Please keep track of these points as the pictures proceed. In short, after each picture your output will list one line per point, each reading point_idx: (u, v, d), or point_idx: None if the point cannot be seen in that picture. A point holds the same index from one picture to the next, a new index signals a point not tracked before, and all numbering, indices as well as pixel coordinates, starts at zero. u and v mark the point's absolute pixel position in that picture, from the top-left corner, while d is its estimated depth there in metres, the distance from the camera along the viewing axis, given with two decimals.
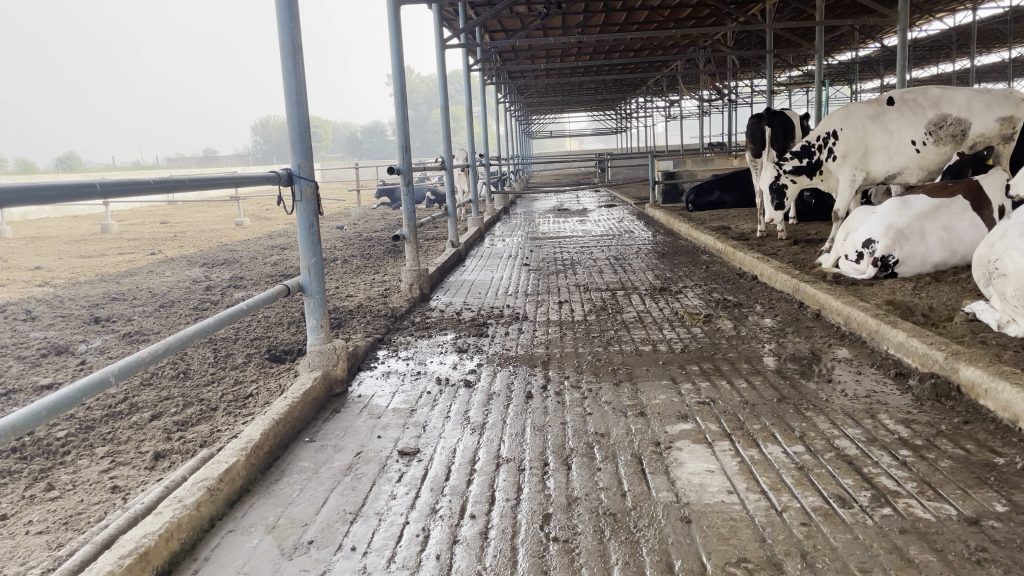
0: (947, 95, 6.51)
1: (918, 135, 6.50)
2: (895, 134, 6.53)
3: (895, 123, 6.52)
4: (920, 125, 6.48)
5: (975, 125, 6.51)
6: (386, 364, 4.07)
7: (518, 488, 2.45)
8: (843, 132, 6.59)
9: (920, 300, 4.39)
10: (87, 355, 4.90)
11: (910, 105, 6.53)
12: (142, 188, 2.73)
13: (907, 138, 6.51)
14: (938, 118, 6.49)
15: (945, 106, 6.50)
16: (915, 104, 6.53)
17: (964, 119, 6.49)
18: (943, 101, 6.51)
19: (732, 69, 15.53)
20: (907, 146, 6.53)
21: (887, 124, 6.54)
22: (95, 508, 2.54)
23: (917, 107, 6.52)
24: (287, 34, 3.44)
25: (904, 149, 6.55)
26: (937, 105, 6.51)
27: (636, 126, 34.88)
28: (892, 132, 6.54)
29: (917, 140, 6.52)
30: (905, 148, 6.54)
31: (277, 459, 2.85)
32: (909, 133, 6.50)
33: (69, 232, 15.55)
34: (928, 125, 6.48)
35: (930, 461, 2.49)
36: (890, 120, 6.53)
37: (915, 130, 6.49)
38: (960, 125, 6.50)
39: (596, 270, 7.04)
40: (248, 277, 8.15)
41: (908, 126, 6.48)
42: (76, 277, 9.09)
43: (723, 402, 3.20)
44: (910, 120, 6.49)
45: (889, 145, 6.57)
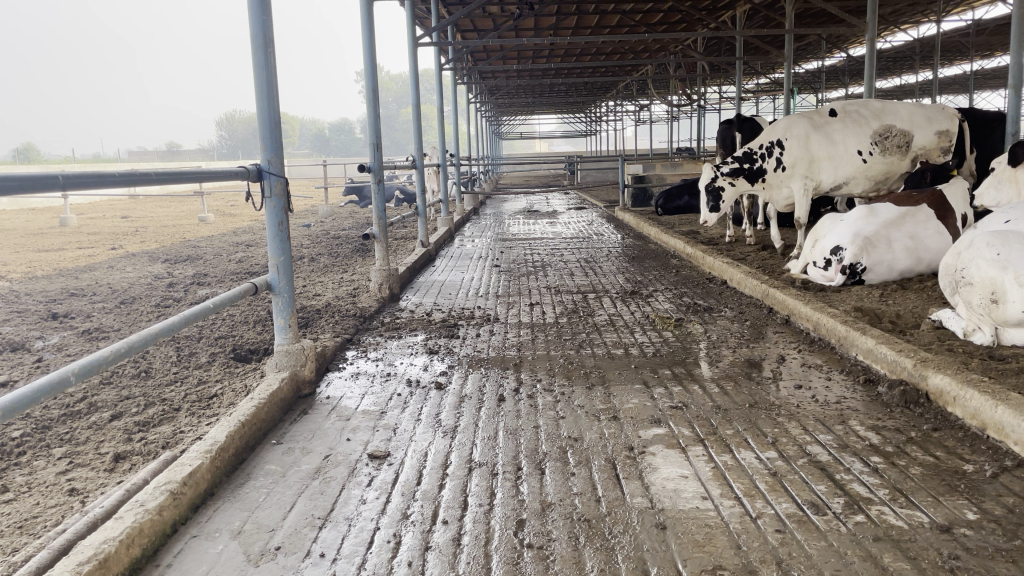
0: (888, 109, 6.65)
1: (864, 145, 6.49)
2: (841, 144, 6.47)
3: (840, 133, 6.47)
4: (865, 135, 6.48)
5: (917, 137, 6.72)
6: (355, 365, 4.01)
7: (491, 493, 2.41)
8: (788, 142, 6.48)
9: (888, 307, 4.44)
10: (44, 352, 4.76)
11: (853, 117, 6.54)
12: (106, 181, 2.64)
13: (853, 148, 6.47)
14: (883, 128, 6.56)
15: (888, 118, 6.61)
16: (858, 115, 6.55)
17: (907, 131, 6.65)
18: (885, 113, 6.62)
19: (703, 75, 15.65)
20: (854, 156, 6.49)
21: (831, 134, 6.47)
22: (51, 512, 2.45)
23: (860, 118, 6.54)
24: (259, 27, 3.37)
25: (850, 159, 6.50)
26: (881, 117, 6.59)
27: (606, 129, 35.05)
28: (836, 142, 6.47)
29: (864, 150, 6.51)
30: (852, 158, 6.50)
31: (243, 462, 2.77)
32: (855, 142, 6.47)
33: (27, 225, 15.16)
34: (873, 135, 6.50)
35: (901, 468, 2.51)
36: (834, 130, 6.49)
37: (861, 140, 6.48)
38: (904, 136, 6.65)
39: (567, 273, 7.03)
40: (212, 274, 8.01)
41: (853, 136, 6.46)
42: (33, 271, 8.85)
43: (695, 406, 3.19)
44: (855, 130, 6.48)
45: (835, 155, 6.48)
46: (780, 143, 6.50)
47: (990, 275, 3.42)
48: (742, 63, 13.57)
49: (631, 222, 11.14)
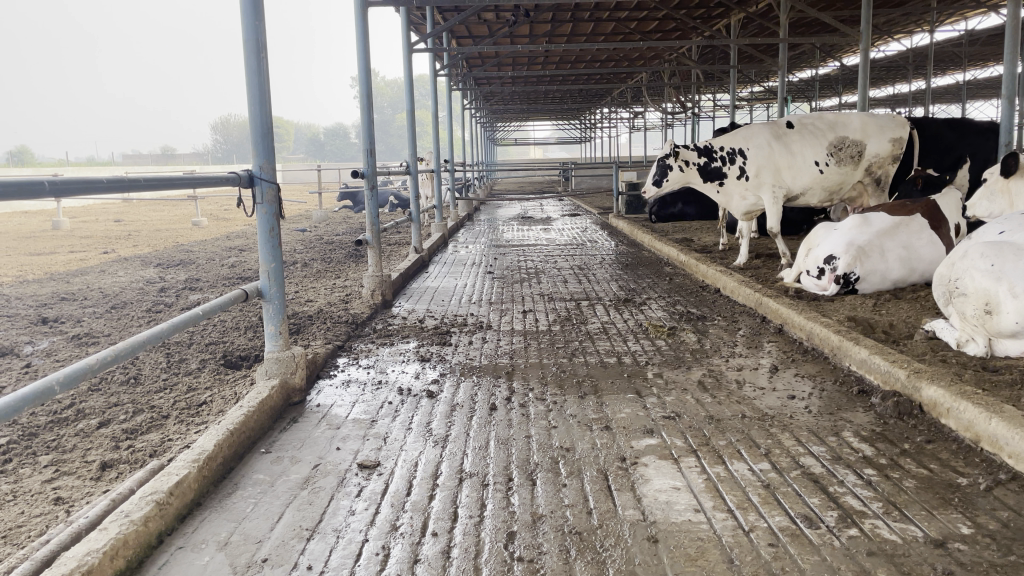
0: (842, 118, 6.55)
1: (820, 156, 6.44)
2: (798, 154, 6.46)
3: (797, 143, 6.48)
4: (821, 146, 6.44)
5: (870, 146, 6.59)
6: (346, 373, 3.98)
7: (482, 504, 2.38)
8: (750, 151, 6.56)
9: (881, 317, 4.43)
10: (33, 357, 4.71)
11: (810, 128, 6.52)
12: (97, 187, 2.60)
13: (809, 158, 6.44)
14: (837, 139, 6.48)
15: (843, 128, 6.51)
16: (814, 126, 6.51)
17: (861, 140, 6.54)
18: (840, 123, 6.53)
19: (697, 83, 15.69)
20: (811, 166, 6.44)
21: (789, 145, 6.49)
22: (36, 521, 2.41)
23: (817, 129, 6.50)
24: (251, 33, 3.34)
25: (807, 169, 6.46)
26: (836, 128, 6.51)
27: (600, 136, 35.11)
28: (794, 152, 6.47)
29: (820, 160, 6.45)
30: (808, 169, 6.46)
31: (231, 471, 2.74)
32: (812, 153, 6.44)
33: (19, 228, 15.09)
34: (829, 146, 6.45)
35: (895, 480, 2.49)
36: (792, 141, 6.50)
37: (817, 151, 6.44)
38: (858, 146, 6.54)
39: (561, 280, 7.01)
40: (205, 279, 7.96)
41: (809, 146, 6.44)
42: (24, 275, 8.80)
43: (688, 416, 3.17)
44: (811, 141, 6.46)
45: (793, 165, 6.48)
46: (742, 152, 6.59)
47: (983, 285, 3.43)
48: (736, 71, 13.59)
49: (625, 228, 11.13)
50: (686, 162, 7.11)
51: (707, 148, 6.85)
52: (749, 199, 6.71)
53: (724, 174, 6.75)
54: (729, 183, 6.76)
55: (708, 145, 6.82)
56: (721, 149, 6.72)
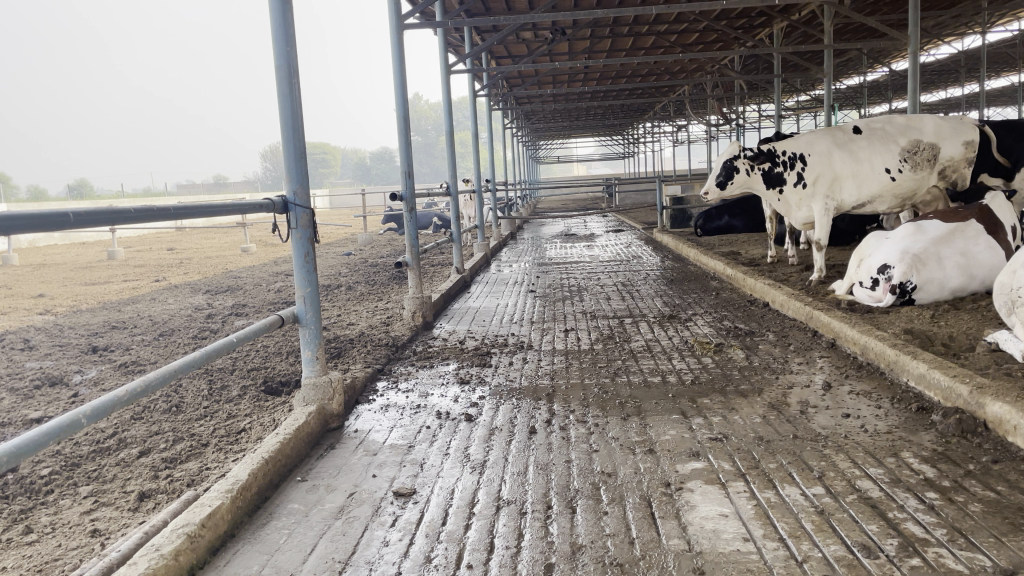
0: (914, 122, 6.34)
1: (891, 163, 6.23)
2: (866, 162, 6.24)
3: (865, 150, 6.26)
4: (892, 152, 6.23)
5: (945, 149, 6.36)
6: (385, 397, 3.93)
7: (519, 535, 2.30)
8: (811, 157, 6.37)
9: (939, 329, 4.24)
10: (81, 386, 4.77)
11: (878, 134, 6.31)
12: (138, 215, 2.60)
13: (879, 165, 6.23)
14: (909, 145, 6.26)
15: (915, 133, 6.30)
16: (884, 132, 6.31)
17: (935, 144, 6.32)
18: (911, 127, 6.33)
19: (739, 93, 15.48)
20: (881, 174, 6.24)
21: (856, 152, 6.27)
22: (72, 554, 2.40)
23: (887, 135, 6.29)
24: (283, 59, 3.35)
25: (877, 177, 6.25)
26: (907, 133, 6.30)
27: (643, 151, 34.89)
28: (861, 160, 6.26)
29: (891, 167, 6.24)
30: (878, 177, 6.25)
31: (266, 500, 2.70)
32: (882, 160, 6.23)
33: (75, 258, 15.53)
34: (901, 153, 6.24)
35: (959, 505, 2.33)
36: (860, 147, 6.27)
37: (888, 157, 6.23)
38: (932, 150, 6.31)
39: (604, 297, 6.90)
40: (251, 304, 8.05)
41: (879, 153, 6.22)
42: (78, 305, 8.99)
43: (737, 437, 3.04)
44: (881, 148, 6.24)
45: (860, 173, 6.27)
46: (803, 158, 6.40)
47: None
48: (780, 81, 13.32)
49: (670, 243, 10.96)
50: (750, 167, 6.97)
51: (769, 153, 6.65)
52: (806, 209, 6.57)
53: (783, 179, 6.56)
54: (787, 190, 6.58)
55: (771, 149, 6.62)
56: (782, 154, 6.53)
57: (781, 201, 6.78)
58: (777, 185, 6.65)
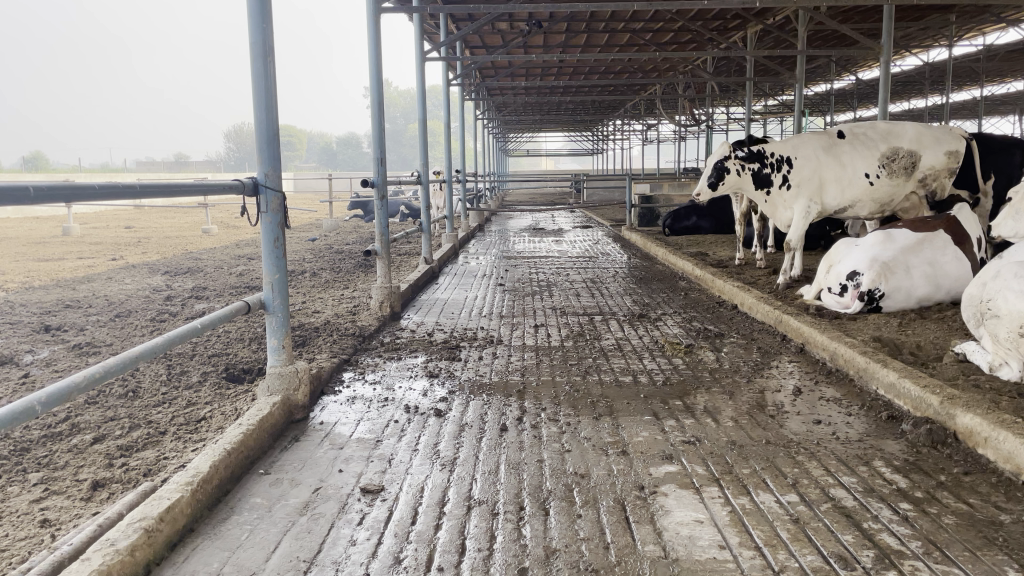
0: (895, 130, 6.43)
1: (871, 168, 6.29)
2: (849, 166, 6.30)
3: (847, 155, 6.32)
4: (873, 157, 6.29)
5: (926, 158, 6.44)
6: (351, 389, 3.84)
7: (491, 537, 2.24)
8: (798, 160, 6.35)
9: (907, 338, 4.26)
10: (32, 367, 4.59)
11: (861, 139, 6.38)
12: (101, 190, 2.45)
13: (860, 170, 6.29)
14: (889, 151, 6.33)
15: (895, 139, 6.38)
16: (866, 137, 6.38)
17: (915, 151, 6.39)
18: (892, 135, 6.41)
19: (711, 95, 15.57)
20: (861, 179, 6.30)
21: (839, 156, 6.32)
22: (20, 545, 2.28)
23: (868, 140, 6.37)
24: (258, 34, 3.22)
25: (858, 182, 6.31)
26: (889, 139, 6.37)
27: (612, 148, 34.97)
28: (844, 164, 6.31)
29: (871, 172, 6.30)
30: (859, 181, 6.31)
31: (227, 494, 2.60)
32: (863, 164, 6.29)
33: (29, 233, 15.05)
34: (881, 158, 6.30)
35: (933, 517, 2.32)
36: (843, 152, 6.34)
37: (869, 162, 6.29)
38: (911, 157, 6.38)
39: (573, 293, 6.86)
40: (212, 287, 7.86)
41: (861, 158, 6.29)
42: (31, 282, 8.71)
43: (709, 441, 3.02)
44: (863, 153, 6.31)
45: (842, 177, 6.32)
46: (790, 160, 6.37)
47: (1017, 308, 3.25)
48: (752, 84, 13.39)
49: (638, 241, 10.99)
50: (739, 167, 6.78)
51: (757, 154, 6.57)
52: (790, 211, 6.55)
53: (769, 181, 6.51)
54: (773, 192, 6.54)
55: (760, 150, 6.56)
56: (770, 156, 6.47)
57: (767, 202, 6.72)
58: (763, 186, 6.61)
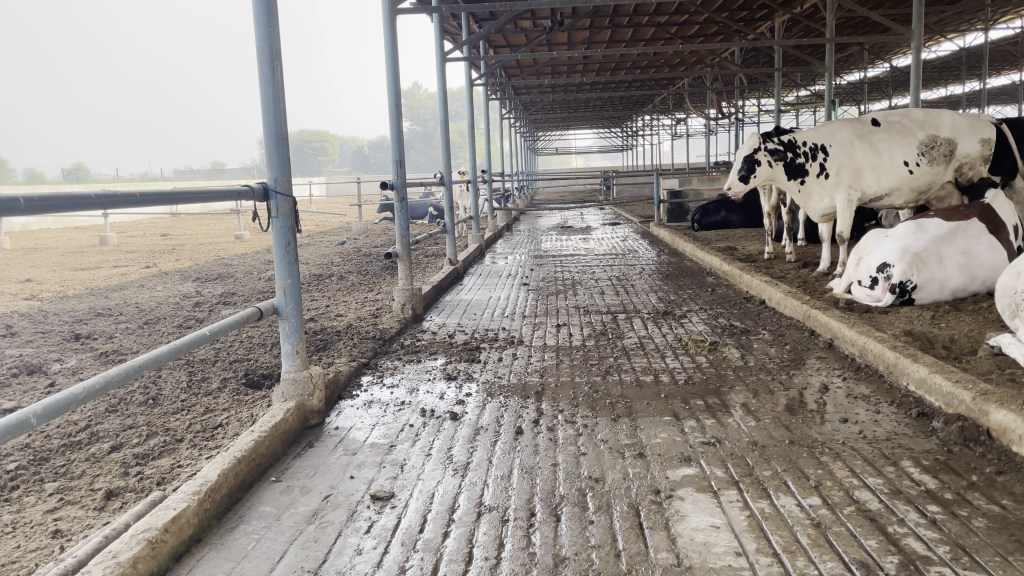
0: (932, 117, 6.25)
1: (909, 156, 6.12)
2: (886, 154, 6.12)
3: (884, 142, 6.14)
4: (910, 145, 6.12)
5: (963, 146, 6.25)
6: (369, 392, 3.82)
7: (499, 544, 2.18)
8: (833, 147, 6.17)
9: (940, 331, 4.12)
10: (58, 376, 4.63)
11: (897, 127, 6.20)
12: (122, 201, 2.45)
13: (898, 158, 6.11)
14: (927, 139, 6.16)
15: (932, 128, 6.20)
16: (902, 125, 6.20)
17: (952, 139, 6.20)
18: (929, 122, 6.23)
19: (740, 87, 15.36)
20: (900, 166, 6.11)
21: (875, 144, 6.14)
22: (30, 557, 2.28)
23: (905, 128, 6.19)
24: (265, 40, 3.20)
25: (895, 170, 6.13)
26: (925, 127, 6.20)
27: (641, 144, 34.73)
28: (881, 151, 6.12)
29: (910, 160, 6.13)
30: (897, 169, 6.13)
31: (237, 503, 2.58)
32: (900, 152, 6.11)
33: (67, 243, 15.36)
34: (920, 145, 6.13)
35: (963, 520, 2.22)
36: (879, 139, 6.15)
37: (907, 150, 6.12)
38: (949, 145, 6.20)
39: (598, 292, 6.77)
40: (240, 292, 7.92)
41: (898, 145, 6.11)
42: (65, 291, 8.84)
43: (730, 442, 2.93)
44: (900, 140, 6.13)
45: (880, 164, 6.13)
46: (825, 148, 6.19)
47: None
48: (781, 75, 13.17)
49: (666, 237, 10.88)
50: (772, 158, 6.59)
51: (789, 144, 6.41)
52: (828, 200, 6.36)
53: (805, 171, 6.33)
54: (810, 182, 6.36)
55: (791, 140, 6.39)
56: (802, 145, 6.31)
57: (801, 192, 6.53)
58: (797, 176, 6.41)
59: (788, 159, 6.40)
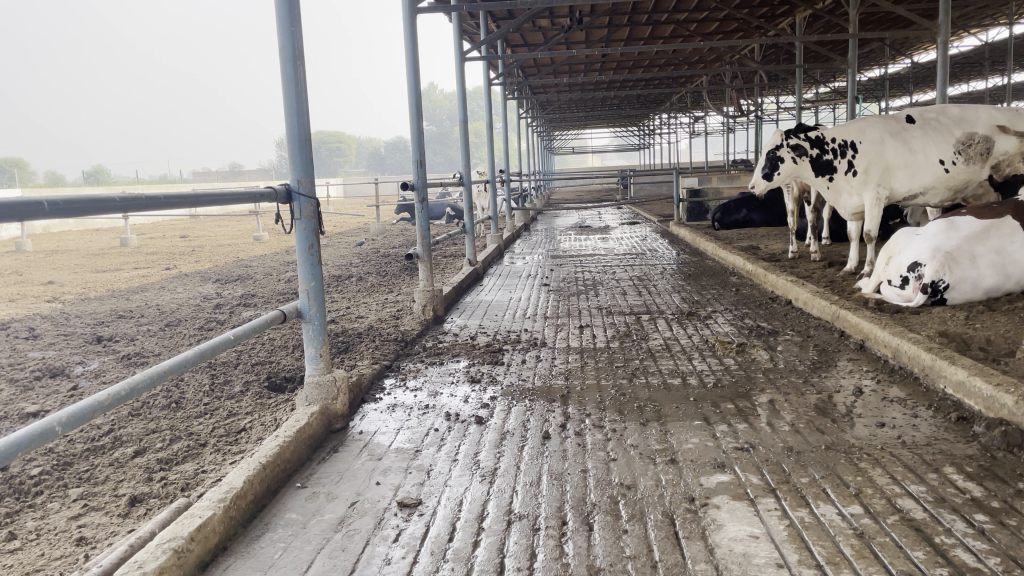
0: (968, 114, 6.13)
1: (945, 154, 6.00)
2: (920, 151, 5.99)
3: (918, 140, 6.01)
4: (946, 143, 6.01)
5: (1001, 142, 6.13)
6: (392, 396, 3.77)
7: (532, 554, 2.13)
8: (863, 143, 6.06)
9: (976, 332, 4.02)
10: (81, 379, 4.62)
11: (932, 125, 6.08)
12: (148, 204, 2.43)
13: (934, 156, 5.99)
14: (964, 137, 6.05)
15: (969, 125, 6.09)
16: (937, 122, 6.08)
17: (989, 136, 6.08)
18: (965, 120, 6.11)
19: (761, 84, 15.22)
20: (935, 164, 6.00)
21: (909, 141, 6.02)
22: (54, 565, 2.25)
23: (940, 125, 6.07)
24: (287, 39, 3.16)
25: (930, 168, 6.01)
26: (961, 125, 6.08)
27: (658, 143, 34.52)
28: (915, 149, 6.00)
29: (946, 159, 6.02)
30: (933, 167, 6.01)
31: (263, 509, 2.54)
32: (936, 150, 5.99)
33: (88, 245, 15.45)
34: (956, 144, 6.02)
35: (1013, 529, 2.13)
36: (913, 137, 6.03)
37: (943, 148, 6.00)
38: (986, 143, 6.08)
39: (620, 292, 6.71)
40: (260, 294, 7.91)
41: (934, 143, 5.99)
42: (86, 293, 8.87)
43: (764, 447, 2.85)
44: (935, 138, 6.01)
45: (913, 163, 6.01)
46: (855, 144, 6.08)
47: None
48: (802, 72, 13.05)
49: (687, 236, 10.79)
50: (798, 154, 6.51)
51: (818, 140, 6.32)
52: (857, 198, 6.24)
53: (833, 168, 6.23)
54: (838, 179, 6.25)
55: (820, 136, 6.30)
56: (831, 141, 6.20)
57: (830, 189, 6.43)
58: (824, 173, 6.32)
59: (816, 155, 6.31)
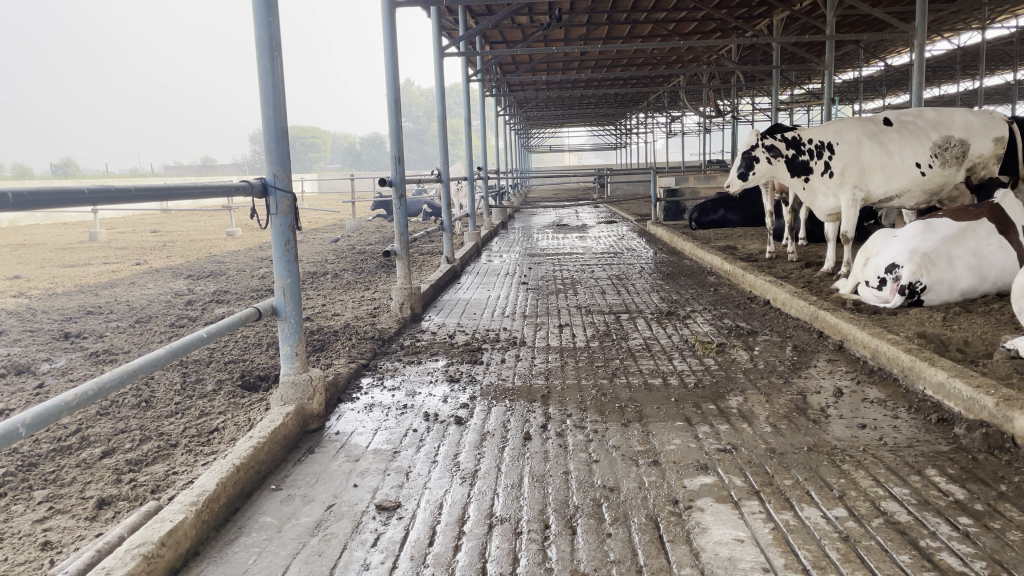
0: (944, 117, 6.17)
1: (922, 157, 6.04)
2: (897, 154, 6.01)
3: (895, 142, 6.03)
4: (923, 146, 6.04)
5: (976, 145, 6.19)
6: (369, 395, 3.70)
7: (514, 559, 2.08)
8: (839, 145, 6.07)
9: (953, 334, 4.03)
10: (48, 376, 4.50)
11: (909, 128, 6.11)
12: (117, 197, 2.34)
13: (910, 159, 6.02)
14: (940, 140, 6.09)
15: (945, 128, 6.12)
16: (914, 125, 6.11)
17: (965, 140, 6.14)
18: (942, 123, 6.15)
19: (737, 84, 15.27)
20: (912, 168, 6.03)
21: (886, 144, 6.04)
22: (17, 572, 2.16)
23: (917, 128, 6.10)
24: (264, 30, 3.08)
25: (906, 171, 6.05)
26: (938, 128, 6.11)
27: (634, 143, 34.55)
28: (892, 152, 6.02)
29: (922, 162, 6.06)
30: (909, 170, 6.04)
31: (236, 512, 2.47)
32: (912, 154, 6.02)
33: (56, 239, 15.14)
34: (932, 147, 6.06)
35: (997, 533, 2.12)
36: (890, 139, 6.05)
37: (920, 152, 6.04)
38: (961, 146, 6.14)
39: (598, 291, 6.67)
40: (233, 290, 7.78)
41: (910, 146, 6.02)
42: (54, 288, 8.66)
43: (746, 449, 2.83)
44: (912, 140, 6.04)
45: (889, 165, 6.03)
46: (831, 146, 6.10)
47: None
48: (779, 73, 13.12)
49: (664, 235, 10.81)
50: (775, 154, 6.53)
51: (794, 141, 6.34)
52: (833, 199, 6.26)
53: (810, 169, 6.24)
54: (814, 180, 6.27)
55: (797, 137, 6.33)
56: (807, 143, 6.23)
57: (806, 190, 6.44)
58: (801, 173, 6.33)
59: (793, 156, 6.33)
